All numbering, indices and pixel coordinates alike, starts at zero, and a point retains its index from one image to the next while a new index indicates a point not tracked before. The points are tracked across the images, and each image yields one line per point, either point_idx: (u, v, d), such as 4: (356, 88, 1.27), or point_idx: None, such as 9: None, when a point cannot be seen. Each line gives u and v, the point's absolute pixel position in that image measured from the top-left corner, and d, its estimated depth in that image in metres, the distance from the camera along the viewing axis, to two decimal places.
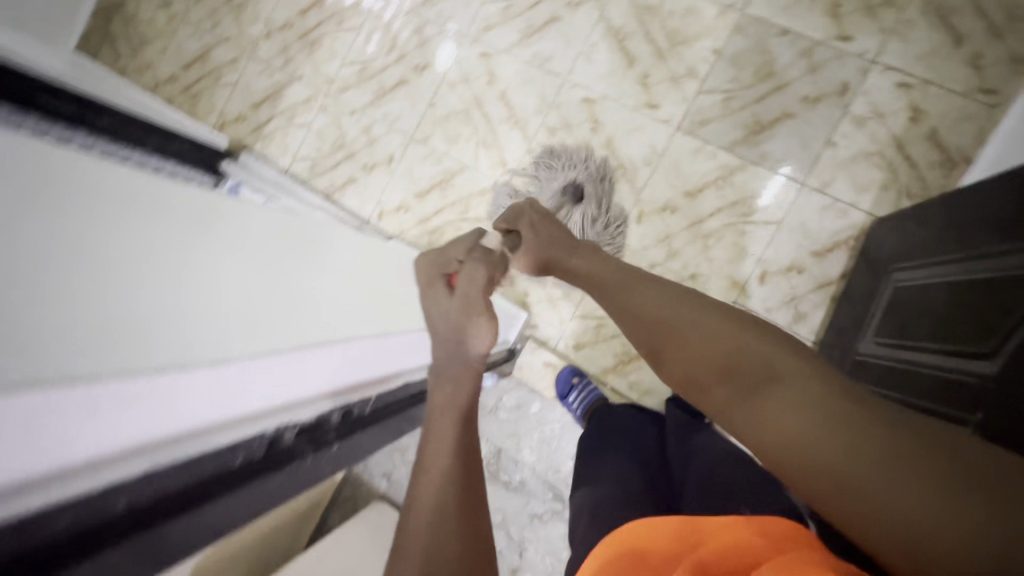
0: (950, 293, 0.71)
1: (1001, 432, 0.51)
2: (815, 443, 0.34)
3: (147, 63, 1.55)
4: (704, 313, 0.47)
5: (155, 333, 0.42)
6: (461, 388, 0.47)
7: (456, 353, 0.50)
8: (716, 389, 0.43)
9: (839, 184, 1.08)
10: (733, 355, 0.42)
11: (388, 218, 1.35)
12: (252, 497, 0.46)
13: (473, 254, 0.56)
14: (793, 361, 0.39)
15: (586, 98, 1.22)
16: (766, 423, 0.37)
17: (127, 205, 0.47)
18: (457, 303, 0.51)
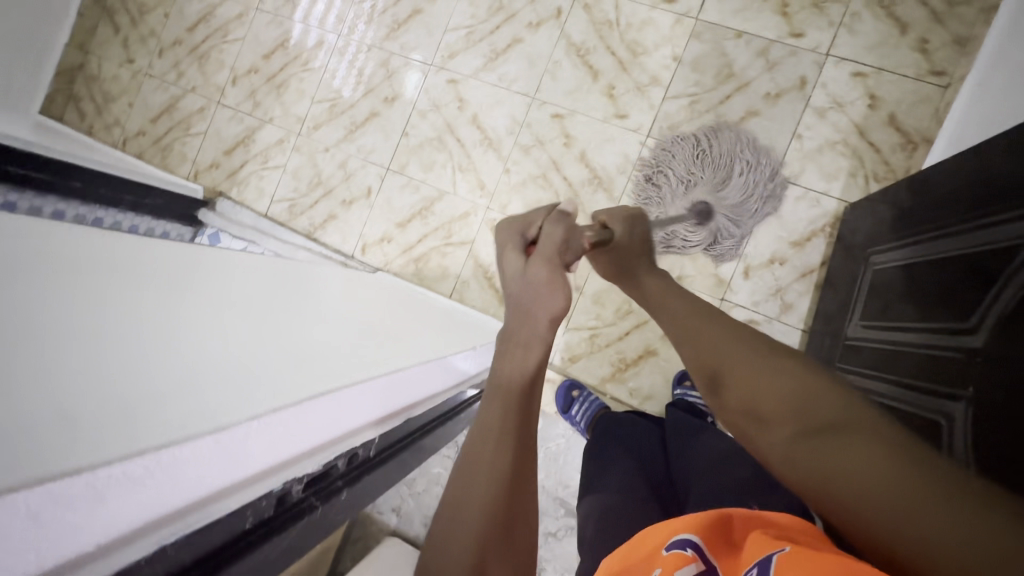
0: (927, 272, 0.73)
1: (999, 405, 0.52)
2: (880, 484, 0.29)
3: (114, 119, 1.54)
4: (754, 346, 0.41)
5: (171, 397, 0.36)
6: (531, 365, 0.44)
7: (526, 334, 0.45)
8: (777, 427, 0.35)
9: (809, 174, 1.11)
10: (792, 386, 0.36)
11: (372, 251, 1.34)
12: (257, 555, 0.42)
13: (554, 217, 0.53)
14: (847, 393, 0.34)
15: (556, 114, 1.24)
16: (826, 465, 0.31)
17: (110, 275, 0.42)
18: (537, 257, 0.49)
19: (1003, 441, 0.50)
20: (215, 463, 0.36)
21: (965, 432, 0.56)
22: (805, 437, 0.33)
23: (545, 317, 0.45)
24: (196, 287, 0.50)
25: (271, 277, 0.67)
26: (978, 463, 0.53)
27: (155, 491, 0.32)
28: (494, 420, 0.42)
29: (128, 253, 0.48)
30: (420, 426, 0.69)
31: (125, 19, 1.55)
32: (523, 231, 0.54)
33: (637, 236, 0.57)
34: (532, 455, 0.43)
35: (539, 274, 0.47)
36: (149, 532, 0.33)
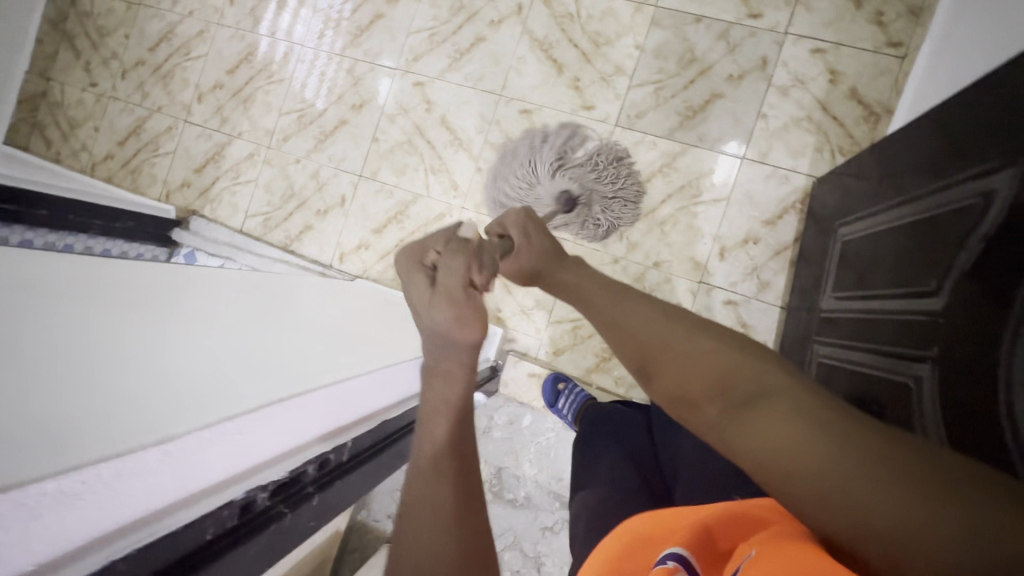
0: (892, 240, 0.74)
1: (962, 365, 0.53)
2: (810, 459, 0.27)
3: (80, 145, 1.52)
4: (676, 326, 0.39)
5: (148, 406, 0.36)
6: (455, 398, 0.44)
7: (446, 362, 0.44)
8: (705, 406, 0.34)
9: (776, 152, 1.12)
10: (719, 365, 0.34)
11: (350, 258, 1.34)
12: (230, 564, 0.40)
13: (453, 245, 0.47)
14: (771, 365, 0.33)
15: (524, 109, 1.24)
16: (754, 443, 0.30)
17: (94, 290, 0.43)
18: (438, 292, 0.44)
19: (970, 399, 0.51)
20: (165, 475, 0.36)
21: (934, 393, 0.57)
22: (735, 416, 0.32)
23: (466, 347, 0.43)
24: (169, 301, 0.49)
25: (250, 290, 0.67)
26: (948, 425, 0.54)
27: (94, 505, 0.31)
28: (428, 459, 0.42)
29: (103, 270, 0.48)
30: (402, 427, 0.68)
31: (85, 42, 1.53)
32: (423, 258, 0.48)
33: (536, 235, 0.54)
34: (472, 452, 0.44)
35: (442, 314, 0.44)
36: (99, 543, 0.32)
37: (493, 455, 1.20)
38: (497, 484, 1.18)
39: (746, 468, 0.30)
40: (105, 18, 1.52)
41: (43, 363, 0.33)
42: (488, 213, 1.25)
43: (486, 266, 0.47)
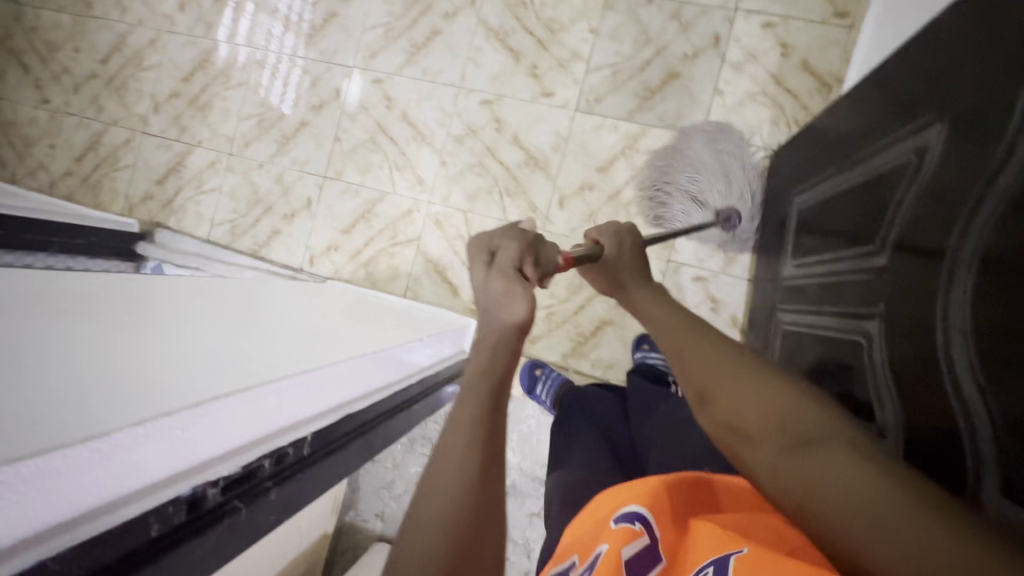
0: (840, 203, 0.76)
1: (903, 315, 0.55)
2: (877, 516, 0.29)
3: (37, 163, 1.48)
4: (740, 363, 0.41)
5: (123, 387, 0.36)
6: (497, 366, 0.42)
7: (489, 337, 0.43)
8: (764, 443, 0.36)
9: (734, 128, 1.14)
10: (788, 407, 0.36)
11: (320, 261, 1.33)
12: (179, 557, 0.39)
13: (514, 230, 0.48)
14: (834, 416, 0.35)
15: (484, 100, 1.24)
16: (820, 481, 0.32)
17: (64, 305, 0.45)
18: (495, 269, 0.45)
19: (910, 349, 0.53)
20: (97, 473, 0.32)
21: (880, 346, 0.59)
22: (800, 455, 0.34)
23: (510, 324, 0.43)
24: (106, 311, 0.47)
25: (223, 295, 0.69)
26: (894, 374, 0.55)
27: (28, 503, 0.28)
28: (465, 421, 0.40)
29: (30, 288, 0.46)
30: (376, 417, 0.68)
31: (34, 58, 1.49)
32: (485, 241, 0.47)
33: (629, 255, 0.57)
34: (501, 425, 0.41)
35: (497, 287, 0.44)
36: (20, 546, 0.29)
37: None
38: None
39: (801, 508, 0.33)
40: (52, 31, 1.48)
41: (13, 359, 0.33)
42: (455, 206, 1.25)
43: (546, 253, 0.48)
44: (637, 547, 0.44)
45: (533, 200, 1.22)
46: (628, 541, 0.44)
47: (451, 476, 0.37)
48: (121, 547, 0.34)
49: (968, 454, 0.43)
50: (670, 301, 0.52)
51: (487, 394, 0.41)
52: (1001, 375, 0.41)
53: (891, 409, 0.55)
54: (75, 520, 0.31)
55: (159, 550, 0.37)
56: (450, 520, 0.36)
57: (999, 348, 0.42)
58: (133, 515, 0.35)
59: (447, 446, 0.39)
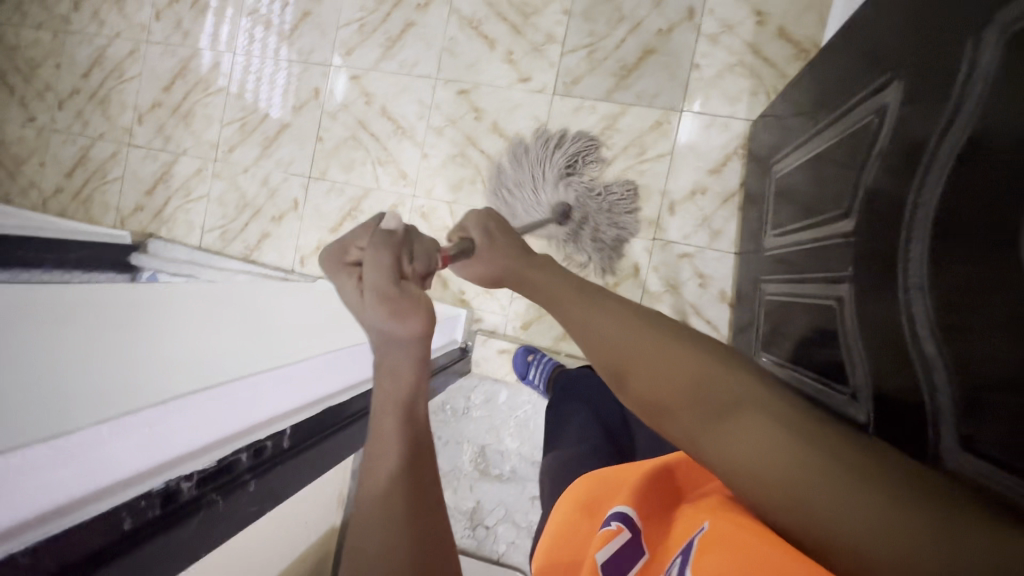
0: (813, 170, 0.77)
1: (870, 277, 0.55)
2: (786, 468, 0.34)
3: (29, 182, 1.50)
4: (657, 340, 0.45)
5: (95, 394, 0.38)
6: (402, 389, 0.40)
7: (392, 356, 0.41)
8: (687, 417, 0.41)
9: (713, 101, 1.13)
10: (697, 375, 0.41)
11: (311, 260, 1.34)
12: (159, 552, 0.38)
13: (375, 238, 0.45)
14: (744, 382, 0.40)
15: (462, 89, 1.24)
16: (736, 447, 0.37)
17: (58, 313, 0.47)
18: (367, 286, 0.42)
19: (878, 308, 0.53)
20: (62, 469, 0.33)
21: (852, 308, 0.59)
22: (717, 426, 0.39)
23: (411, 339, 0.41)
24: (83, 315, 0.49)
25: (213, 296, 0.71)
26: (865, 336, 0.55)
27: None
28: (379, 471, 0.38)
29: (21, 295, 0.48)
30: (365, 409, 0.68)
31: (18, 77, 1.50)
32: (344, 258, 0.45)
33: (499, 235, 0.56)
34: (426, 434, 0.41)
35: (379, 311, 0.41)
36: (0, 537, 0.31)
37: (474, 434, 1.22)
38: (482, 461, 1.21)
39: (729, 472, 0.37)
40: (32, 50, 1.49)
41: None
42: (440, 197, 1.26)
43: (416, 256, 0.47)
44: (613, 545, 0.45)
45: None
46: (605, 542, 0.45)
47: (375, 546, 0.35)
48: (98, 540, 0.35)
49: (930, 409, 0.44)
50: (567, 275, 0.54)
51: (398, 415, 0.40)
52: (955, 329, 0.42)
53: (862, 372, 0.55)
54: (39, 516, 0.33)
55: (139, 545, 0.37)
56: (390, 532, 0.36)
57: (953, 302, 0.43)
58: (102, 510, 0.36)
59: (367, 497, 0.38)
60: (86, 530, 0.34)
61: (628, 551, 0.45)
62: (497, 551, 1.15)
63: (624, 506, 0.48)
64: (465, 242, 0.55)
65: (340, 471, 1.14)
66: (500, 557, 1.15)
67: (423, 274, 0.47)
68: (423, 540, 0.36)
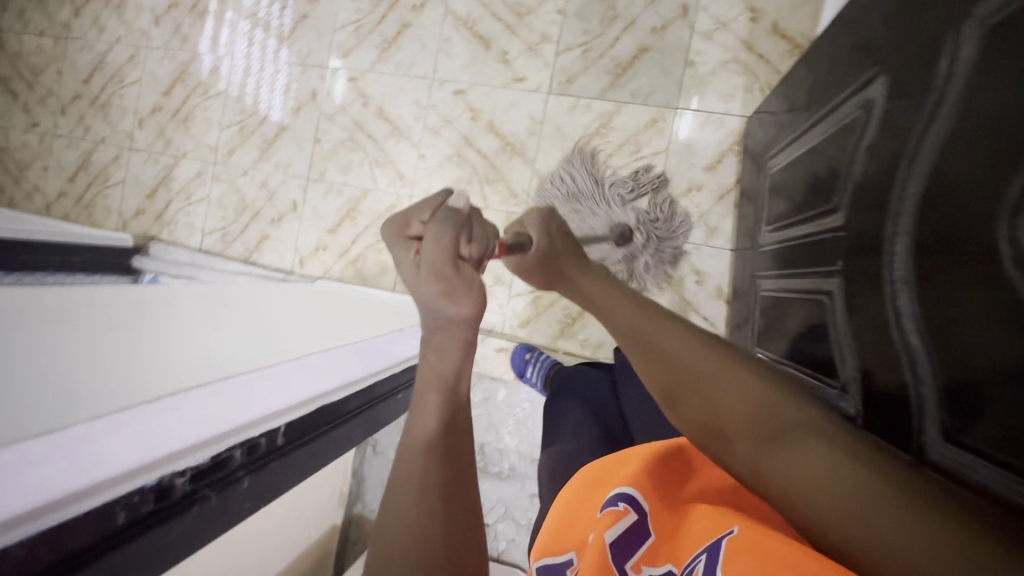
0: (804, 165, 0.77)
1: (858, 272, 0.56)
2: (840, 489, 0.34)
3: (32, 187, 1.52)
4: (713, 360, 0.45)
5: (93, 393, 0.39)
6: (448, 367, 0.41)
7: (441, 336, 0.42)
8: (738, 437, 0.41)
9: (707, 98, 1.13)
10: (753, 398, 0.41)
11: (310, 261, 1.35)
12: (146, 545, 0.41)
13: (439, 212, 0.43)
14: (804, 408, 0.40)
15: (458, 90, 1.25)
16: (788, 466, 0.37)
17: (60, 315, 0.49)
18: (421, 265, 0.41)
19: (866, 302, 0.53)
20: (57, 463, 0.34)
21: (841, 302, 0.59)
22: (771, 444, 0.38)
23: (460, 320, 0.41)
24: (84, 316, 0.50)
25: (213, 296, 0.73)
26: (853, 330, 0.56)
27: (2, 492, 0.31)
28: (417, 447, 0.40)
29: (25, 298, 0.49)
30: (358, 406, 0.70)
31: (20, 83, 1.52)
32: (404, 230, 0.43)
33: (557, 236, 0.59)
34: (462, 409, 0.43)
35: (430, 288, 0.40)
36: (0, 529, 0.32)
37: (473, 432, 1.23)
38: (481, 459, 1.21)
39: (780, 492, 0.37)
40: (35, 56, 1.51)
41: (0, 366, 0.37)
42: None
43: (474, 239, 0.45)
44: (622, 525, 0.45)
45: (513, 185, 1.22)
46: (613, 520, 0.45)
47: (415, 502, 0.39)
48: (89, 534, 0.37)
49: (913, 402, 0.45)
50: (623, 294, 0.55)
51: (438, 397, 0.41)
52: (936, 322, 0.42)
53: (850, 365, 0.56)
54: (44, 509, 0.34)
55: (128, 539, 0.39)
56: (422, 506, 0.39)
57: (936, 295, 0.43)
58: (98, 505, 0.37)
59: (405, 466, 0.40)
60: (79, 523, 0.36)
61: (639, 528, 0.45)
62: (497, 548, 1.20)
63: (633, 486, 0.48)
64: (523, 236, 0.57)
65: (340, 470, 1.15)
66: (500, 554, 1.19)
67: (481, 258, 0.45)
68: (448, 513, 0.40)
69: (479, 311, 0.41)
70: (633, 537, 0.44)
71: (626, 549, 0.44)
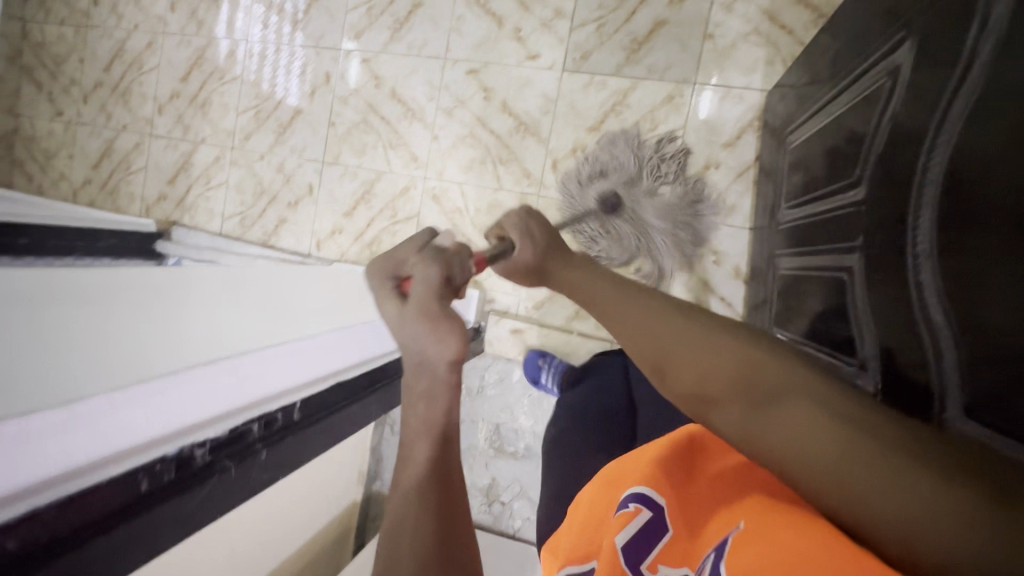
0: (824, 139, 0.75)
1: (879, 247, 0.54)
2: (830, 448, 0.33)
3: (59, 174, 1.56)
4: (695, 328, 0.43)
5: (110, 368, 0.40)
6: (437, 416, 0.38)
7: (422, 382, 0.39)
8: (727, 406, 0.39)
9: (727, 72, 1.10)
10: (738, 363, 0.39)
11: (327, 244, 1.37)
12: (167, 515, 0.41)
13: (426, 253, 0.45)
14: (790, 368, 0.38)
15: (470, 70, 1.23)
16: (777, 432, 0.35)
17: (82, 294, 0.50)
18: (408, 309, 0.41)
19: (888, 278, 0.51)
20: None
21: (863, 278, 0.58)
22: (758, 411, 0.37)
23: (440, 362, 0.38)
24: (104, 296, 0.51)
25: (232, 277, 0.74)
26: (874, 308, 0.54)
27: (22, 459, 0.32)
28: (408, 487, 0.37)
29: (51, 279, 0.51)
30: (373, 383, 0.70)
31: (43, 73, 1.55)
32: (394, 268, 0.45)
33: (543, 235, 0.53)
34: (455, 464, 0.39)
35: (417, 326, 0.40)
36: (16, 497, 0.32)
37: (489, 413, 1.24)
38: (497, 439, 1.23)
39: (771, 457, 0.36)
40: (57, 45, 1.54)
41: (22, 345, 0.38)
42: (451, 179, 1.26)
43: (455, 272, 0.45)
44: (633, 527, 0.47)
45: (527, 166, 1.21)
46: (624, 524, 0.48)
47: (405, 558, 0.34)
48: (111, 503, 0.37)
49: (935, 378, 0.43)
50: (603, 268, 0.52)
51: (427, 445, 0.38)
52: (965, 294, 0.41)
53: (870, 343, 0.54)
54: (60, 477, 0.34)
55: (151, 505, 0.40)
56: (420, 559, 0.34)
57: (962, 266, 0.41)
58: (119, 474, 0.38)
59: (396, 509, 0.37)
60: (102, 492, 0.36)
61: (648, 531, 0.47)
62: (514, 526, 1.23)
63: (642, 487, 0.49)
64: (505, 242, 0.54)
65: (359, 448, 1.17)
66: (515, 531, 1.23)
67: (462, 287, 0.46)
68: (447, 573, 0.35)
69: (463, 354, 0.39)
70: (645, 537, 0.46)
71: (636, 552, 0.46)
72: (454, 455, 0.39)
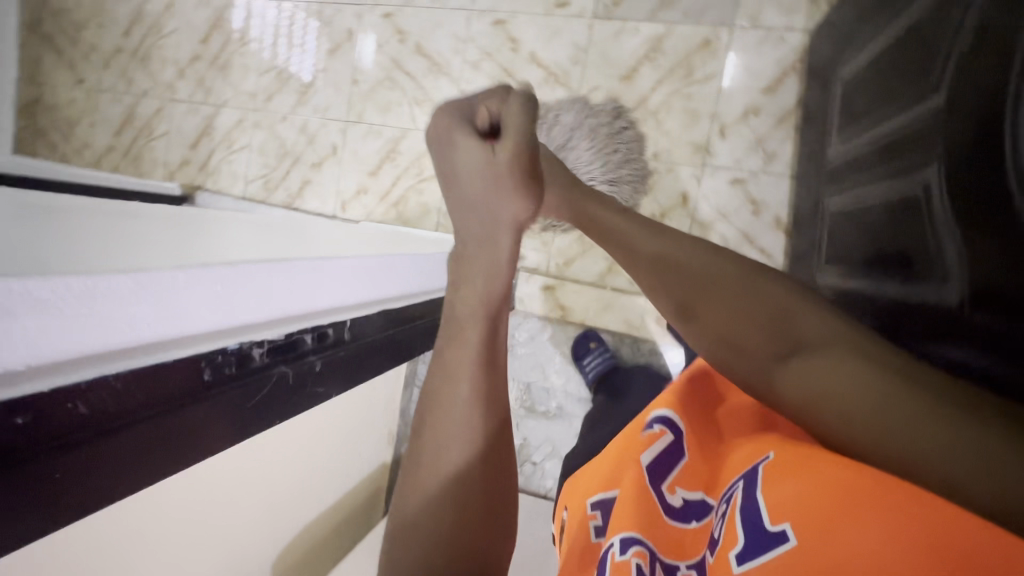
0: (886, 61, 0.73)
1: (959, 155, 0.52)
2: (861, 396, 0.37)
3: (82, 142, 1.56)
4: (730, 272, 0.45)
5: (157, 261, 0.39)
6: (493, 292, 0.46)
7: (485, 260, 0.46)
8: (761, 353, 0.43)
9: (767, 13, 1.05)
10: (776, 311, 0.43)
11: (352, 206, 1.35)
12: (224, 407, 0.42)
13: (515, 103, 0.44)
14: (823, 319, 0.41)
15: (496, 20, 1.20)
16: (811, 381, 0.39)
17: (123, 229, 0.50)
18: (501, 159, 0.42)
19: (973, 180, 0.49)
20: (145, 306, 0.35)
21: (939, 192, 0.55)
22: (792, 360, 0.41)
23: (509, 219, 0.45)
24: (146, 232, 0.51)
25: (270, 225, 0.75)
26: (956, 220, 0.52)
27: (101, 326, 0.32)
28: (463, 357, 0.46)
29: (92, 219, 0.51)
30: (415, 320, 0.70)
31: (64, 39, 1.54)
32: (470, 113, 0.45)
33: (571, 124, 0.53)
34: (500, 340, 0.48)
35: (503, 184, 0.43)
36: (88, 361, 0.32)
37: (519, 372, 1.22)
38: (528, 399, 1.21)
39: (802, 403, 0.40)
40: (77, 12, 1.52)
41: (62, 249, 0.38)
42: None
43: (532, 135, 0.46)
44: (658, 445, 0.47)
45: None
46: (649, 442, 0.47)
47: (463, 414, 0.44)
48: (171, 386, 0.38)
49: None
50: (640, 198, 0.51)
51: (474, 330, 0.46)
52: None
53: (955, 257, 0.51)
54: (133, 349, 0.35)
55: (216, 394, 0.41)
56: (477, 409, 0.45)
57: None
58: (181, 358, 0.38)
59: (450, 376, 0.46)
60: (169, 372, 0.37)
61: (674, 450, 0.47)
62: (545, 486, 1.22)
63: (665, 411, 0.50)
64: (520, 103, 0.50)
65: (389, 406, 1.16)
66: (547, 491, 1.22)
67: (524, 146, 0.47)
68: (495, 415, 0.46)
69: (528, 219, 0.46)
70: (671, 456, 0.46)
71: (660, 471, 0.45)
72: (499, 332, 0.48)
